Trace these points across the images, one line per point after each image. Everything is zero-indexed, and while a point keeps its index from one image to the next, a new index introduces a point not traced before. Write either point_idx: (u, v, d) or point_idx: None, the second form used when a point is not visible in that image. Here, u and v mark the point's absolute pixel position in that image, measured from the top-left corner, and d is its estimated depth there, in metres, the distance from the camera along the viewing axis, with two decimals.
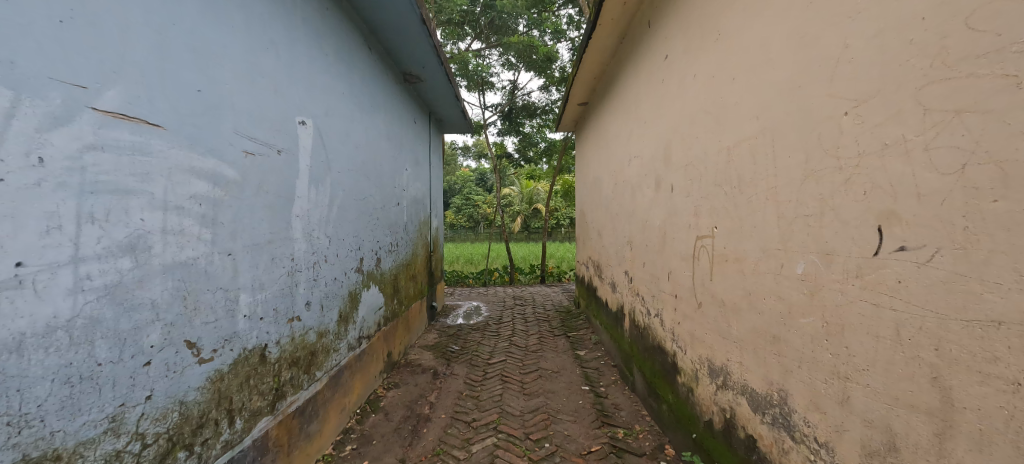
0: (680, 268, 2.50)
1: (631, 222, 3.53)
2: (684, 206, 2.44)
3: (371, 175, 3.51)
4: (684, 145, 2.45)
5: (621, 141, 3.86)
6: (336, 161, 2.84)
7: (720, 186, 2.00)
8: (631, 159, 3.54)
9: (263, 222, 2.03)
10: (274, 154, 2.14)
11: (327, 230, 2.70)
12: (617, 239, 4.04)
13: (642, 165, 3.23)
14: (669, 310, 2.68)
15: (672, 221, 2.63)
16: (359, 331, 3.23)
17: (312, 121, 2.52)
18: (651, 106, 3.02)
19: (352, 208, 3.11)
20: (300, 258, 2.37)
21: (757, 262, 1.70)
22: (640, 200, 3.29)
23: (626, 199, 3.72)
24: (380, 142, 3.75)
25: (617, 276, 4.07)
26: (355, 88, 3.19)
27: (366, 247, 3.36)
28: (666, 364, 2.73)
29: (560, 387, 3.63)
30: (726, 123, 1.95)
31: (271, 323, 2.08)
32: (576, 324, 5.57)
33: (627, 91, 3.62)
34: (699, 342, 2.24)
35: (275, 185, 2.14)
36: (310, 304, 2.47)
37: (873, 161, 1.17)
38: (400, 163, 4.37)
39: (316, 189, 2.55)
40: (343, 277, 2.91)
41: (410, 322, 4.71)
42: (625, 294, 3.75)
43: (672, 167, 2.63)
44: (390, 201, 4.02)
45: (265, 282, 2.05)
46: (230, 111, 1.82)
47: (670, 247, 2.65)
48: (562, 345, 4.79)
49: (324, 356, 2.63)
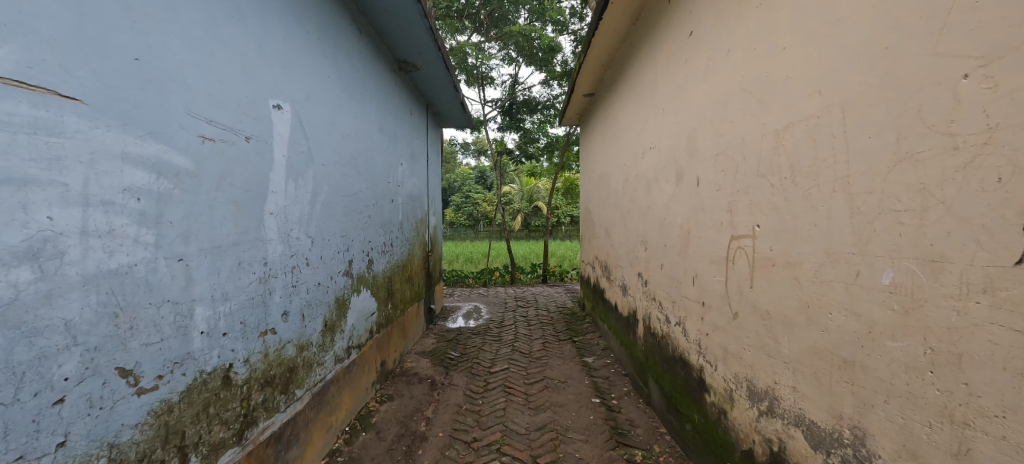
0: (708, 273, 2.20)
1: (646, 220, 3.23)
2: (713, 202, 2.14)
3: (361, 169, 3.21)
4: (712, 132, 2.16)
5: (633, 132, 3.56)
6: (319, 152, 2.52)
7: (764, 176, 1.71)
8: (646, 152, 3.23)
9: (228, 220, 1.73)
10: (241, 141, 1.83)
11: (308, 229, 2.39)
12: (629, 240, 3.74)
13: (659, 158, 2.93)
14: (693, 320, 2.38)
15: (697, 218, 2.33)
16: (347, 341, 2.92)
17: (289, 105, 2.21)
18: (670, 92, 2.72)
19: (339, 205, 2.80)
20: (275, 261, 2.06)
21: (819, 268, 1.40)
22: (657, 196, 2.99)
23: (639, 195, 3.42)
24: (371, 134, 3.43)
25: (628, 279, 3.77)
26: (342, 71, 2.88)
27: (356, 248, 3.05)
28: (690, 379, 2.44)
29: (568, 400, 3.33)
30: (772, 103, 1.65)
31: (237, 339, 1.78)
32: (582, 328, 5.27)
33: (641, 77, 3.31)
34: (733, 359, 1.95)
35: (243, 178, 1.83)
36: (288, 314, 2.16)
37: (1016, 138, 0.89)
38: (394, 157, 4.06)
39: (294, 183, 2.24)
40: (328, 281, 2.60)
41: (406, 327, 4.40)
42: (639, 298, 3.45)
43: (698, 157, 2.33)
44: (383, 199, 3.71)
45: (229, 292, 1.74)
46: (182, 89, 1.51)
47: (695, 248, 2.35)
48: (568, 350, 4.49)
49: (305, 372, 2.33)
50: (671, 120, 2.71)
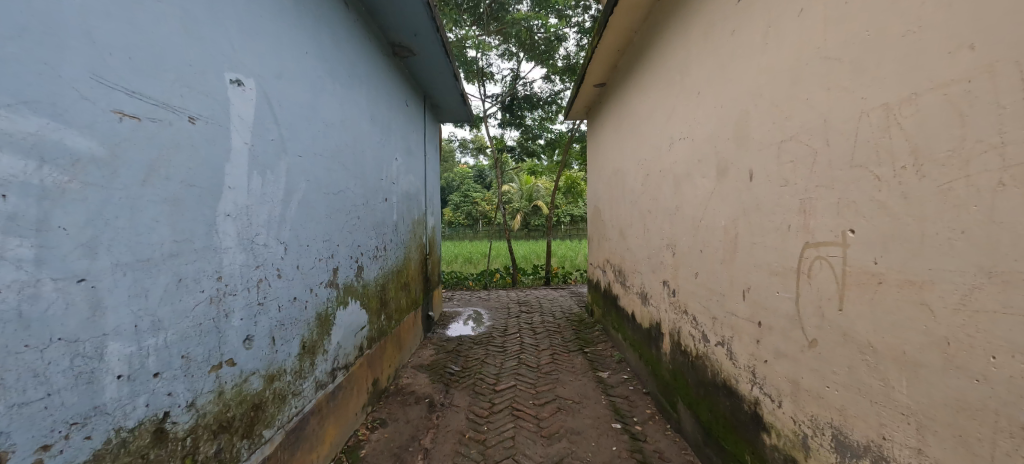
0: (767, 287, 1.80)
1: (673, 221, 2.83)
2: (775, 199, 1.74)
3: (348, 163, 2.79)
4: (771, 114, 1.76)
5: (656, 121, 3.16)
6: (293, 141, 2.10)
7: (860, 166, 1.32)
8: (673, 144, 2.84)
9: (160, 224, 1.32)
10: (182, 122, 1.42)
11: (280, 233, 1.97)
12: (649, 243, 3.34)
13: (692, 149, 2.54)
14: (744, 342, 1.98)
15: (749, 220, 1.94)
16: (332, 362, 2.51)
17: (253, 81, 1.79)
18: (709, 71, 2.32)
19: (320, 204, 2.38)
20: (233, 275, 1.65)
21: (972, 292, 1.03)
22: (688, 193, 2.60)
23: (663, 193, 3.03)
24: (360, 123, 3.02)
25: (648, 287, 3.37)
26: (323, 49, 2.46)
27: (342, 255, 2.64)
28: (738, 413, 2.04)
29: (585, 426, 2.93)
30: (877, 68, 1.26)
31: (177, 378, 1.37)
32: (592, 337, 4.87)
33: (667, 58, 2.92)
34: (808, 397, 1.56)
35: (186, 169, 1.43)
36: (252, 339, 1.75)
37: None
38: (387, 151, 3.64)
39: (260, 177, 1.83)
40: (305, 295, 2.19)
41: (401, 339, 3.99)
42: (662, 308, 3.06)
43: (749, 146, 1.93)
44: (374, 197, 3.29)
45: (165, 318, 1.33)
46: (86, 47, 1.12)
47: (747, 255, 1.96)
48: (580, 364, 4.08)
49: (276, 407, 1.92)
50: (710, 104, 2.32)
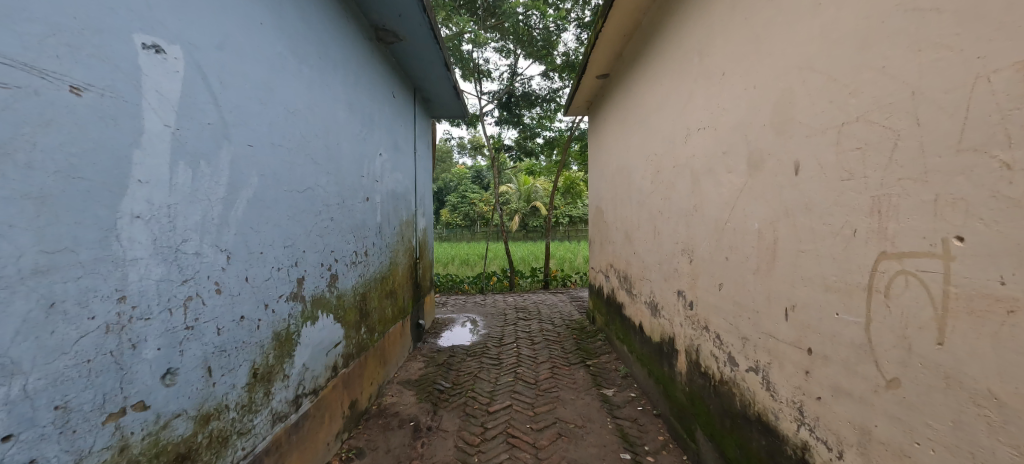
0: (818, 307, 1.46)
1: (690, 224, 2.48)
2: (832, 197, 1.40)
3: (319, 156, 2.42)
4: (827, 91, 1.42)
5: (668, 111, 2.81)
6: (241, 126, 1.73)
7: (975, 149, 0.99)
8: (690, 135, 2.49)
9: (16, 229, 0.99)
10: (61, 91, 1.07)
11: (220, 239, 1.61)
12: (660, 248, 2.99)
13: (714, 140, 2.19)
14: (786, 371, 1.63)
15: (792, 223, 1.59)
16: (295, 389, 2.14)
17: (180, 49, 1.43)
18: (737, 48, 1.98)
19: (280, 204, 2.02)
20: (146, 294, 1.28)
21: None
22: (710, 192, 2.25)
23: (677, 192, 2.68)
24: (335, 112, 2.66)
25: (659, 297, 3.02)
26: (285, 21, 2.10)
27: (309, 262, 2.28)
28: (778, 457, 1.69)
29: (589, 456, 2.57)
30: (1008, 15, 0.93)
31: (42, 438, 1.03)
32: (595, 348, 4.50)
33: (683, 39, 2.57)
34: (884, 452, 1.22)
35: (65, 154, 1.08)
36: (176, 373, 1.39)
37: None
38: (369, 145, 3.27)
39: (190, 169, 1.46)
40: (257, 312, 1.82)
41: (386, 353, 3.62)
42: (675, 322, 2.71)
43: (793, 132, 1.59)
44: (353, 196, 2.92)
45: (22, 359, 0.99)
46: None
47: (789, 265, 1.61)
48: (582, 379, 3.72)
49: (212, 454, 1.56)
50: (738, 86, 1.97)
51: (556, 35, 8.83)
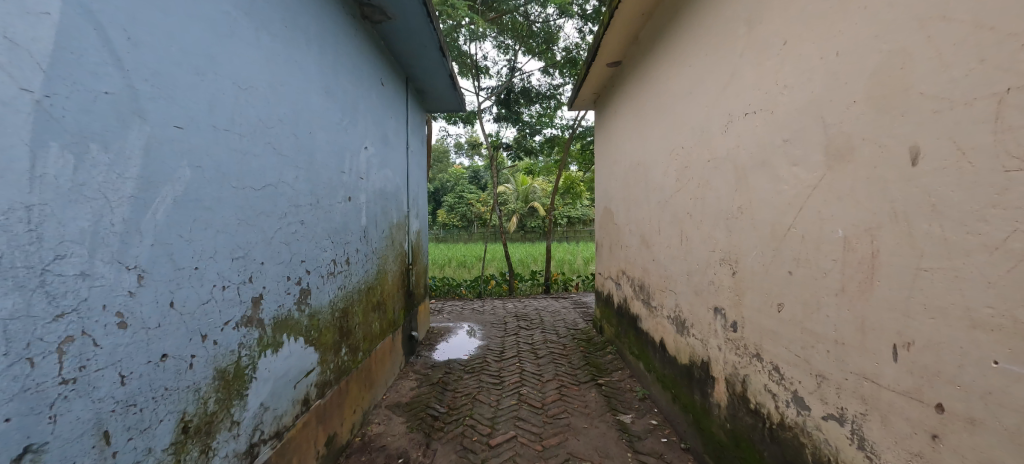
0: (956, 350, 1.05)
1: (732, 229, 2.07)
2: (987, 196, 0.99)
3: (284, 146, 1.98)
4: (976, 46, 1.01)
5: (701, 95, 2.39)
6: (162, 101, 1.30)
7: None
8: (733, 123, 2.07)
9: None
10: None
11: (127, 254, 1.17)
12: (689, 257, 2.57)
13: (769, 127, 1.78)
14: (893, 429, 1.22)
15: (905, 231, 1.18)
16: (249, 437, 1.70)
17: None
18: (806, 7, 1.56)
19: (225, 204, 1.57)
20: None
21: None
22: (763, 190, 1.83)
23: (714, 191, 2.26)
24: (307, 94, 2.22)
25: (687, 313, 2.60)
26: None
27: (269, 276, 1.84)
28: None
29: None
30: None
31: None
32: (606, 363, 4.07)
33: (723, 7, 2.15)
34: None
35: None
36: (40, 451, 0.96)
37: None
38: (352, 137, 2.84)
39: (69, 156, 1.03)
40: (188, 347, 1.38)
41: (372, 374, 3.17)
42: (710, 344, 2.29)
43: (907, 109, 1.18)
44: (330, 195, 2.48)
45: None
46: None
47: (899, 289, 1.20)
48: (595, 402, 3.29)
49: None
50: (808, 55, 1.55)
51: (557, 29, 8.43)
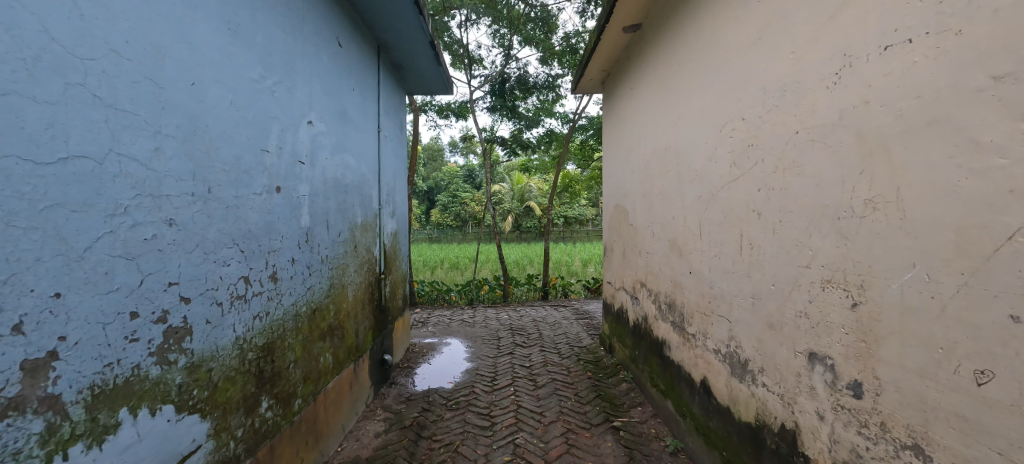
0: None
1: (852, 235, 1.31)
2: None
3: (127, 96, 1.19)
4: None
5: (785, 37, 1.62)
6: None
7: None
8: (853, 68, 1.31)
9: None
10: None
11: None
12: (757, 273, 1.80)
13: (949, 61, 1.03)
14: None
15: None
16: None
17: None
18: None
19: None
20: None
21: None
22: (930, 173, 1.08)
23: (808, 177, 1.50)
24: (188, 23, 1.43)
25: (751, 351, 1.85)
26: None
27: (78, 316, 1.05)
28: None
29: None
30: None
31: None
32: (622, 398, 3.30)
33: None
34: None
35: None
36: None
37: None
38: (284, 104, 2.04)
39: None
40: None
41: (318, 424, 2.37)
42: (800, 406, 1.54)
43: None
44: (238, 182, 1.69)
45: None
46: None
47: None
48: (613, 458, 2.52)
49: None
50: None
51: (556, 11, 7.65)
